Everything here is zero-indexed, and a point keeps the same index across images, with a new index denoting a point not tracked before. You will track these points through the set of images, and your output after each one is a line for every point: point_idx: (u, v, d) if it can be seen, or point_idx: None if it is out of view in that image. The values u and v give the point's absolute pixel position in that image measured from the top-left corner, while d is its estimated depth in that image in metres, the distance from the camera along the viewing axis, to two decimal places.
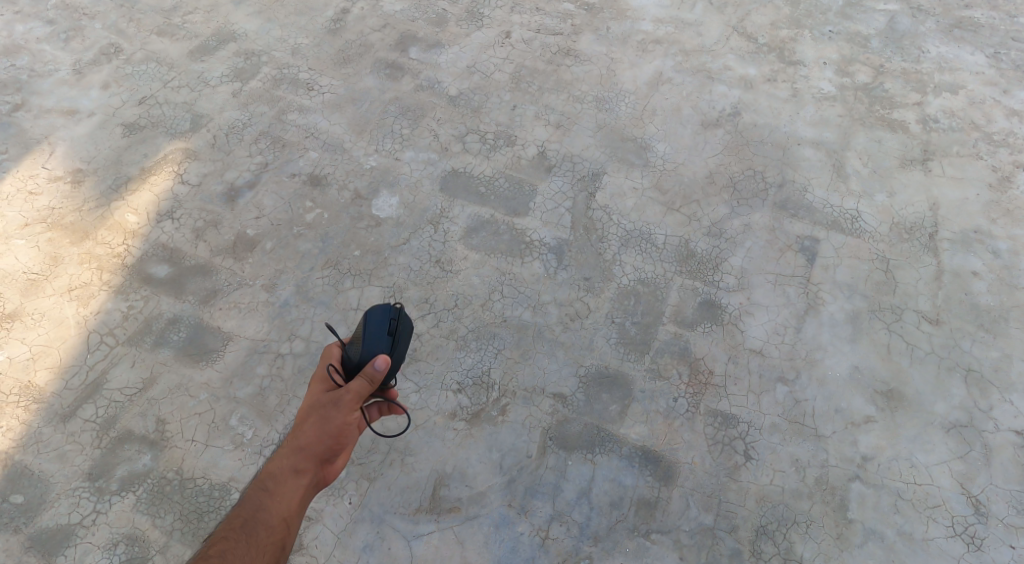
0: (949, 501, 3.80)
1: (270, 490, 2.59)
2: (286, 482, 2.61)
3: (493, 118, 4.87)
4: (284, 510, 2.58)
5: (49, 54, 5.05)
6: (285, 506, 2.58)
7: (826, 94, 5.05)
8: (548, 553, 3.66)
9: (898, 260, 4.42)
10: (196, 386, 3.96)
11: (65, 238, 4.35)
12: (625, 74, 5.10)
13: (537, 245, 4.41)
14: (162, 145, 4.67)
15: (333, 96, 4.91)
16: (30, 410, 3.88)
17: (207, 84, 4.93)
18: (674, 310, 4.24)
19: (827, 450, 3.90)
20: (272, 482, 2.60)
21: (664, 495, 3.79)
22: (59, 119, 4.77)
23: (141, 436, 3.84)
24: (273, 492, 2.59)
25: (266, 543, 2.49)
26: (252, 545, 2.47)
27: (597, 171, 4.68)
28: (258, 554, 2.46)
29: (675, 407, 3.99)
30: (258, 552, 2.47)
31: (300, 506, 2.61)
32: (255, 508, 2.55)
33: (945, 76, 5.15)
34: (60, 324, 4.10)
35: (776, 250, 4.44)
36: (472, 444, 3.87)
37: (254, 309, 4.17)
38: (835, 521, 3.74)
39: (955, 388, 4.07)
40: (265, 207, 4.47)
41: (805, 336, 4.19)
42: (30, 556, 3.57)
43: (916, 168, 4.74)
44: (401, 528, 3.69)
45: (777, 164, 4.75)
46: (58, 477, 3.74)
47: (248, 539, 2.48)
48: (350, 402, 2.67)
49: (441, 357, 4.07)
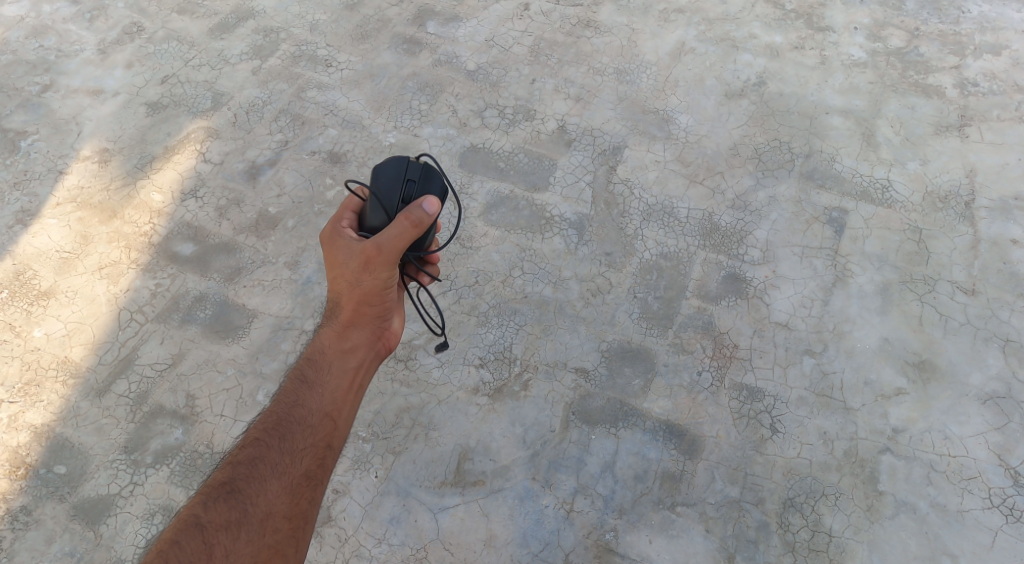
0: (986, 472, 3.73)
1: (309, 382, 2.67)
2: (328, 370, 2.71)
3: (512, 92, 4.82)
4: (322, 405, 2.65)
5: (74, 34, 5.09)
6: (323, 401, 2.65)
7: (856, 60, 4.93)
8: (573, 526, 3.66)
9: (931, 230, 4.32)
10: (223, 362, 4.00)
11: (95, 217, 4.40)
12: (646, 45, 5.01)
13: (558, 220, 4.37)
14: (185, 124, 4.70)
15: (351, 73, 4.90)
16: (68, 385, 3.95)
17: (227, 62, 4.93)
18: (698, 284, 4.19)
19: (856, 422, 3.84)
20: (311, 373, 2.69)
21: (689, 468, 3.76)
22: (86, 99, 4.81)
23: (172, 411, 3.89)
24: (313, 385, 2.67)
25: (304, 442, 2.56)
26: (287, 448, 2.53)
27: (618, 144, 4.62)
28: (293, 459, 2.52)
29: (699, 381, 3.95)
30: (293, 453, 2.53)
31: (346, 394, 2.70)
32: (294, 404, 2.61)
33: (987, 36, 5.01)
34: (92, 302, 4.16)
35: (802, 221, 4.36)
36: (495, 419, 3.87)
37: (278, 287, 4.19)
38: (864, 493, 3.69)
39: (991, 359, 3.98)
40: (286, 185, 4.49)
41: (833, 308, 4.12)
42: (75, 524, 3.65)
43: (952, 135, 4.62)
44: (427, 501, 3.71)
45: (804, 133, 4.65)
46: (96, 449, 3.81)
47: (283, 442, 2.54)
48: (386, 265, 2.70)
49: (463, 334, 4.07)
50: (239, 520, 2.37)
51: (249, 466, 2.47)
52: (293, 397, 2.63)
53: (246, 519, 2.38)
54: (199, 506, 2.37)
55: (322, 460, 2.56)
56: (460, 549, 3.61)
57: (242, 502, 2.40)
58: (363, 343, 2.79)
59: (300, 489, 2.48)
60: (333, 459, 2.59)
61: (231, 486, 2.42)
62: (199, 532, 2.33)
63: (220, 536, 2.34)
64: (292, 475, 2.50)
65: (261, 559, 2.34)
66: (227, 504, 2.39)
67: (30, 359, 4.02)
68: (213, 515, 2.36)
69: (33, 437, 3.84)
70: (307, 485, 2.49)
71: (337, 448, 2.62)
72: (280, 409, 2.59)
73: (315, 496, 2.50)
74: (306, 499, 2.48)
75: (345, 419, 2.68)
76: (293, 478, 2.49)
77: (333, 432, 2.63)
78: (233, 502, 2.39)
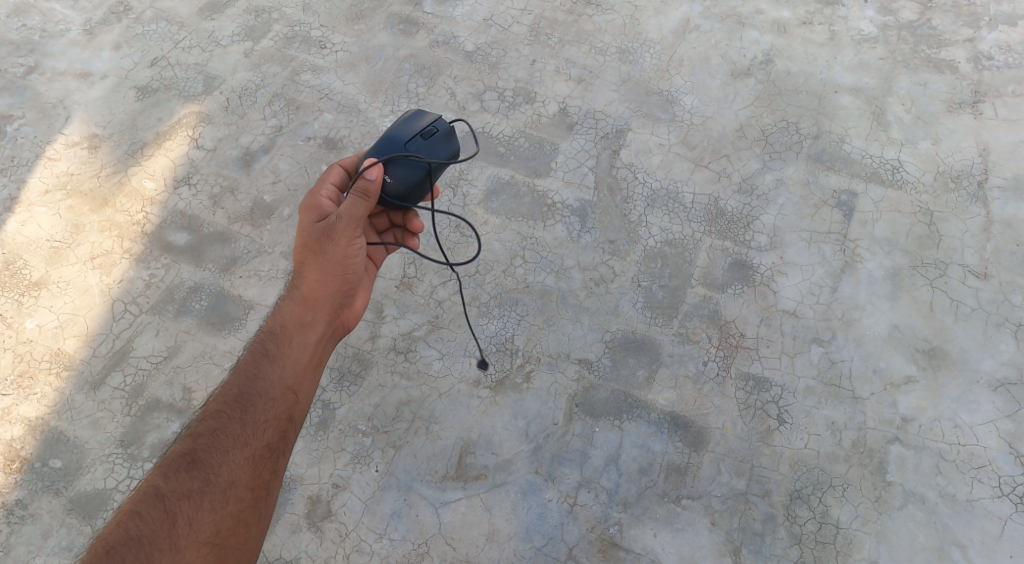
0: (996, 462, 3.67)
1: (271, 355, 2.58)
2: (289, 344, 2.64)
3: (512, 73, 4.69)
4: (284, 378, 2.57)
5: (59, 14, 4.94)
6: (285, 374, 2.57)
7: (867, 35, 4.77)
8: (577, 520, 3.61)
9: (943, 212, 4.21)
10: (220, 354, 3.94)
11: (85, 205, 4.30)
12: (650, 22, 4.86)
13: (560, 207, 4.27)
14: (176, 109, 4.58)
15: (346, 54, 4.76)
16: (61, 377, 3.89)
17: (219, 44, 4.80)
18: (704, 271, 4.10)
19: (864, 412, 3.77)
20: (273, 347, 2.61)
21: (694, 460, 3.70)
22: (73, 83, 4.69)
23: (168, 404, 3.83)
24: (273, 360, 2.57)
25: (266, 414, 2.47)
26: (246, 420, 2.42)
27: (621, 126, 4.50)
28: (256, 430, 2.42)
29: (705, 371, 3.87)
30: (253, 424, 2.43)
31: (308, 365, 2.64)
32: (254, 378, 2.52)
33: (1002, 8, 4.85)
34: (85, 292, 4.08)
35: (810, 205, 4.25)
36: (497, 412, 3.80)
37: (275, 277, 4.11)
38: (872, 484, 3.63)
39: (1003, 345, 3.90)
40: (281, 172, 4.38)
41: (842, 295, 4.03)
42: (72, 519, 3.61)
43: (965, 112, 4.49)
44: (428, 495, 3.66)
45: (812, 113, 4.53)
46: (92, 443, 3.76)
47: (245, 414, 2.44)
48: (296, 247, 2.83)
49: (464, 324, 3.99)
50: (201, 489, 2.27)
51: (210, 436, 2.37)
52: (254, 369, 2.54)
53: (209, 487, 2.28)
54: (158, 477, 2.28)
55: (283, 433, 2.47)
56: (462, 544, 3.57)
57: (203, 471, 2.30)
58: (322, 321, 2.74)
59: (262, 460, 2.39)
60: (294, 433, 2.50)
61: (192, 456, 2.32)
62: (160, 503, 2.23)
63: (183, 506, 2.23)
64: (254, 446, 2.40)
65: (225, 530, 2.25)
66: (189, 474, 2.28)
67: (22, 351, 3.95)
68: (174, 485, 2.26)
69: (27, 430, 3.78)
70: (269, 457, 2.40)
71: (298, 421, 2.53)
72: (240, 384, 2.48)
73: (278, 466, 2.41)
74: (267, 470, 2.38)
75: (306, 393, 2.60)
76: (255, 449, 2.40)
77: (295, 405, 2.55)
78: (195, 471, 2.29)
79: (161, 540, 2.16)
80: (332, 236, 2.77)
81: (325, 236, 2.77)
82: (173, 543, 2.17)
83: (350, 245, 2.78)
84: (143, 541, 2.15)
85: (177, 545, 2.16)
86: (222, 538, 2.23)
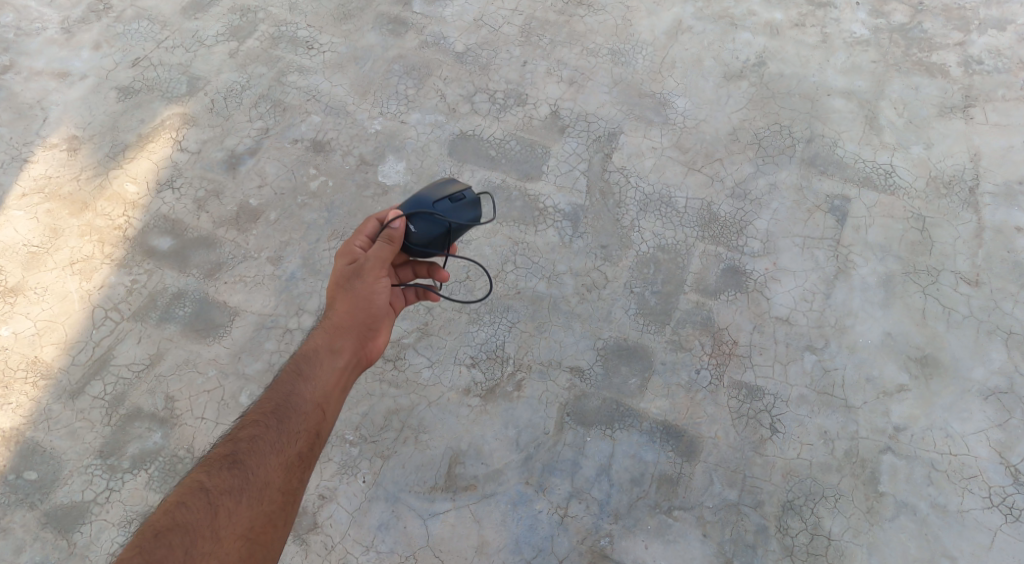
0: (987, 471, 3.65)
1: (306, 373, 2.50)
2: (324, 363, 2.54)
3: (503, 75, 4.62)
4: (318, 396, 2.49)
5: (36, 12, 4.83)
6: (320, 391, 2.49)
7: (859, 38, 4.73)
8: (567, 531, 3.57)
9: (935, 218, 4.18)
10: (204, 362, 3.86)
11: (64, 209, 4.21)
12: (641, 23, 4.80)
13: (551, 211, 4.21)
14: (159, 110, 4.48)
15: (333, 55, 4.68)
16: (38, 387, 3.80)
17: (202, 44, 4.70)
18: (696, 277, 4.05)
19: (857, 421, 3.74)
20: (308, 365, 2.52)
21: (686, 471, 3.66)
22: (51, 83, 4.58)
23: (150, 414, 3.75)
24: (308, 376, 2.50)
25: (301, 426, 2.41)
26: (285, 427, 2.38)
27: (613, 129, 4.44)
28: (291, 439, 2.37)
29: (697, 380, 3.83)
30: (291, 430, 2.38)
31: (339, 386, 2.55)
32: (291, 392, 2.45)
33: (992, 11, 4.82)
34: (64, 299, 3.99)
35: (803, 211, 4.21)
36: (487, 421, 3.75)
37: (261, 283, 4.04)
38: (865, 495, 3.61)
39: (994, 353, 3.87)
40: (267, 175, 4.30)
41: (835, 302, 4.00)
42: (46, 533, 3.53)
43: (956, 117, 4.46)
44: (417, 507, 3.60)
45: (805, 117, 4.48)
46: (70, 454, 3.68)
47: (282, 424, 2.38)
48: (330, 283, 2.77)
49: (454, 331, 3.93)
50: (240, 487, 2.23)
51: (249, 441, 2.32)
52: (290, 383, 2.47)
53: (247, 485, 2.24)
54: (201, 472, 2.25)
55: (315, 445, 2.42)
56: (451, 557, 3.52)
57: (242, 471, 2.26)
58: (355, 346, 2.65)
59: (295, 467, 2.34)
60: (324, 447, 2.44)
61: (233, 457, 2.27)
62: (203, 496, 2.19)
63: (224, 500, 2.20)
64: (289, 454, 2.35)
65: (257, 530, 2.21)
66: (229, 473, 2.24)
67: None
68: (216, 481, 2.22)
69: (3, 442, 3.70)
70: (303, 465, 2.36)
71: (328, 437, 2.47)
72: (278, 396, 2.43)
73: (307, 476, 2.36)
74: (300, 478, 2.33)
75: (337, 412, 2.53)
76: (290, 457, 2.34)
77: (326, 421, 2.48)
78: (236, 470, 2.25)
79: (201, 532, 2.13)
80: (361, 274, 2.71)
81: (353, 273, 2.71)
82: (211, 536, 2.14)
83: (376, 284, 2.70)
84: (185, 530, 2.12)
85: (217, 538, 2.14)
86: (255, 535, 2.20)
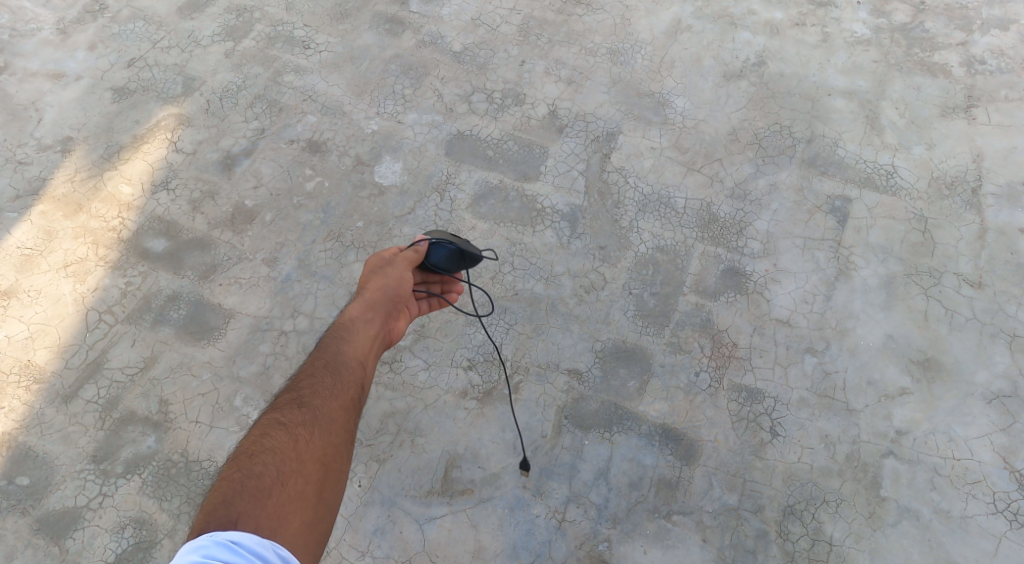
0: (990, 477, 3.60)
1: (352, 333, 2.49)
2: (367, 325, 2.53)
3: (500, 75, 4.59)
4: (365, 353, 2.48)
5: (30, 12, 4.80)
6: (367, 349, 2.49)
7: (860, 38, 4.69)
8: (565, 536, 3.52)
9: (937, 219, 4.14)
10: (199, 364, 3.82)
11: (58, 211, 4.17)
12: (641, 22, 4.76)
13: (549, 212, 4.17)
14: (154, 111, 4.45)
15: (330, 55, 4.64)
16: (31, 391, 3.77)
17: (198, 44, 4.67)
18: (696, 279, 4.01)
19: (859, 424, 3.70)
20: (352, 325, 2.51)
21: (686, 474, 3.62)
22: (45, 84, 4.55)
23: (144, 417, 3.71)
24: (355, 335, 2.49)
25: (354, 377, 2.40)
26: (342, 376, 2.37)
27: (612, 129, 4.40)
28: (347, 386, 2.36)
29: (697, 382, 3.79)
30: (347, 379, 2.38)
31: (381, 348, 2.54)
32: (340, 347, 2.44)
33: (994, 12, 4.77)
34: (57, 302, 3.95)
35: (804, 212, 4.17)
36: (484, 424, 3.71)
37: (256, 285, 4.00)
38: (866, 499, 3.56)
39: (997, 356, 3.83)
40: (263, 176, 4.27)
41: (836, 304, 3.95)
42: (38, 540, 3.49)
43: (958, 117, 4.42)
44: (413, 511, 3.56)
45: (806, 117, 4.44)
46: (62, 459, 3.64)
47: (338, 374, 2.38)
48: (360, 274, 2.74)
49: (451, 333, 3.89)
50: (308, 423, 2.24)
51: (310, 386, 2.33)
52: (338, 340, 2.46)
53: (317, 422, 2.26)
54: (273, 412, 2.27)
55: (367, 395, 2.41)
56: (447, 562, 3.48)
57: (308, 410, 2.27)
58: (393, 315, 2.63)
59: (353, 410, 2.34)
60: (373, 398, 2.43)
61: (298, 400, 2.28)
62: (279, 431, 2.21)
63: (301, 432, 2.22)
64: (346, 398, 2.35)
65: (329, 461, 2.21)
66: (297, 412, 2.26)
67: None
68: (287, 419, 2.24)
69: None
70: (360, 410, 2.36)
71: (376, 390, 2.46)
72: (328, 350, 2.42)
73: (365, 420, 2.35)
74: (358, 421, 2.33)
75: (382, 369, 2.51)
76: (348, 400, 2.34)
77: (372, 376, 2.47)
78: (303, 408, 2.27)
79: (282, 462, 2.14)
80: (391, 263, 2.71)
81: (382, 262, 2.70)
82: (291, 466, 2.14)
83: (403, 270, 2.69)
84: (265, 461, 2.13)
85: (297, 465, 2.15)
86: (327, 466, 2.20)
